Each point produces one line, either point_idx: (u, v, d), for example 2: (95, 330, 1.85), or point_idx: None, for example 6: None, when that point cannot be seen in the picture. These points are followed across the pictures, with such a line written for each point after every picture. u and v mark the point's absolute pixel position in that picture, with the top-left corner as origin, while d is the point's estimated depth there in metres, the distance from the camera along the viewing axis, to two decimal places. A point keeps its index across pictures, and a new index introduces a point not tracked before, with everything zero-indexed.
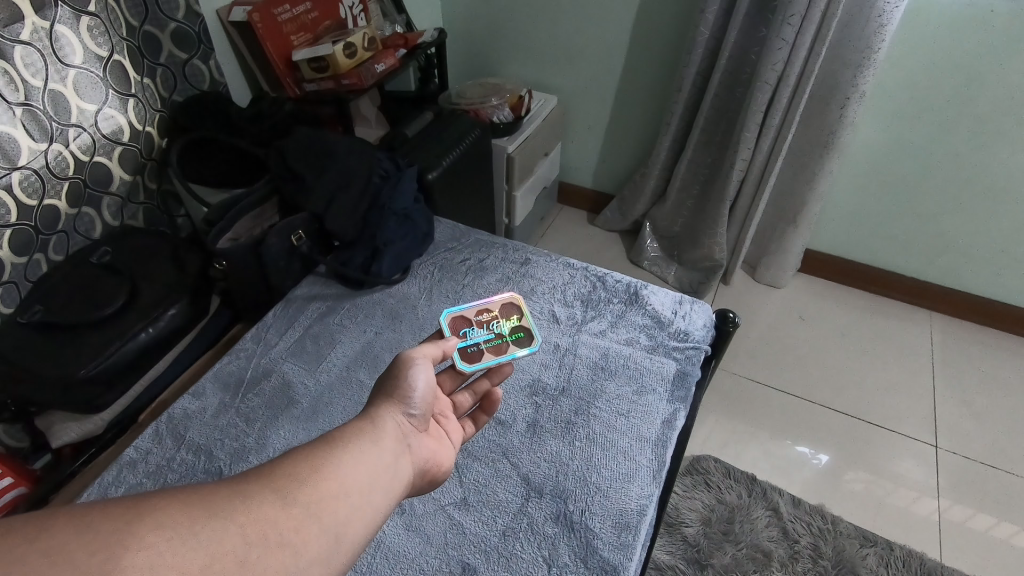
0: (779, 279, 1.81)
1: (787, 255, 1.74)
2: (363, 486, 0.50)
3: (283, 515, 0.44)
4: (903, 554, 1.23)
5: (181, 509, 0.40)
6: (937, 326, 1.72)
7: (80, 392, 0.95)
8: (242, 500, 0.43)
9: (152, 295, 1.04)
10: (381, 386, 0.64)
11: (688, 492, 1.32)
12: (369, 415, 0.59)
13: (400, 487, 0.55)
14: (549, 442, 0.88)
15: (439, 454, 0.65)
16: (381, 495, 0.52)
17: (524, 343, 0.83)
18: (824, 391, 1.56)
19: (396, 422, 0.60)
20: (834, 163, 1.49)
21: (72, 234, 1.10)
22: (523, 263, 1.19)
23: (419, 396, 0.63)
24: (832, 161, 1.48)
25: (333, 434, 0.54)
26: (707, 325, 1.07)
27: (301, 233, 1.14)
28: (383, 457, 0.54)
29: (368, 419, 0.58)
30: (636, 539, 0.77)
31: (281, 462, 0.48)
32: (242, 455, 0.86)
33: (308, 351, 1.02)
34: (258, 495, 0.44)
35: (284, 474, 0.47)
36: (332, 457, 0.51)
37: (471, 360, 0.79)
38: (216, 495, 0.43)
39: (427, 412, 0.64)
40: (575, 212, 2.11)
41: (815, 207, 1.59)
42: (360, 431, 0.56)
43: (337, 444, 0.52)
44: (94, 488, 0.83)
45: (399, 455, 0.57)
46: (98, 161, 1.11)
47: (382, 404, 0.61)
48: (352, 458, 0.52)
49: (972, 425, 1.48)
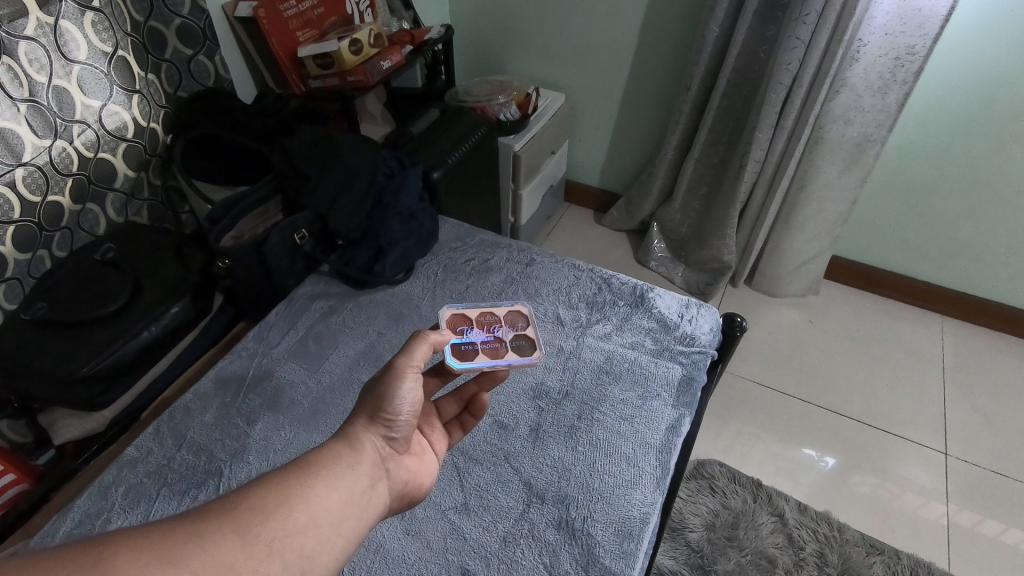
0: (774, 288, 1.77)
1: (789, 261, 1.68)
2: (334, 514, 0.50)
3: (243, 555, 0.43)
4: (910, 563, 1.21)
5: (133, 556, 0.38)
6: (948, 330, 1.69)
7: (82, 389, 0.95)
8: (200, 540, 0.42)
9: (155, 293, 1.04)
10: (363, 403, 0.63)
11: (692, 496, 1.31)
12: (347, 437, 0.58)
13: (375, 514, 0.55)
14: (552, 447, 0.87)
15: (418, 476, 0.65)
16: (352, 526, 0.51)
17: (524, 355, 0.80)
18: (830, 395, 1.54)
19: (374, 445, 0.59)
20: (829, 163, 1.45)
21: (76, 230, 1.10)
22: (528, 264, 1.17)
23: (402, 419, 0.62)
24: (828, 159, 1.45)
25: (309, 458, 0.54)
26: (714, 329, 1.06)
27: (304, 232, 1.12)
28: (359, 483, 0.54)
29: (345, 441, 0.58)
30: (638, 548, 0.77)
31: (247, 494, 0.47)
32: (242, 456, 0.86)
33: (310, 351, 1.01)
34: (218, 534, 0.43)
35: (248, 509, 0.46)
36: (303, 486, 0.50)
37: (463, 357, 0.77)
38: (174, 535, 0.41)
39: (409, 433, 0.63)
40: (581, 211, 2.09)
41: (804, 207, 1.54)
42: (336, 455, 0.55)
43: (311, 471, 0.52)
44: (94, 487, 0.83)
45: (376, 481, 0.57)
46: (102, 157, 1.10)
47: (362, 424, 0.60)
48: (325, 485, 0.51)
49: (983, 431, 1.46)
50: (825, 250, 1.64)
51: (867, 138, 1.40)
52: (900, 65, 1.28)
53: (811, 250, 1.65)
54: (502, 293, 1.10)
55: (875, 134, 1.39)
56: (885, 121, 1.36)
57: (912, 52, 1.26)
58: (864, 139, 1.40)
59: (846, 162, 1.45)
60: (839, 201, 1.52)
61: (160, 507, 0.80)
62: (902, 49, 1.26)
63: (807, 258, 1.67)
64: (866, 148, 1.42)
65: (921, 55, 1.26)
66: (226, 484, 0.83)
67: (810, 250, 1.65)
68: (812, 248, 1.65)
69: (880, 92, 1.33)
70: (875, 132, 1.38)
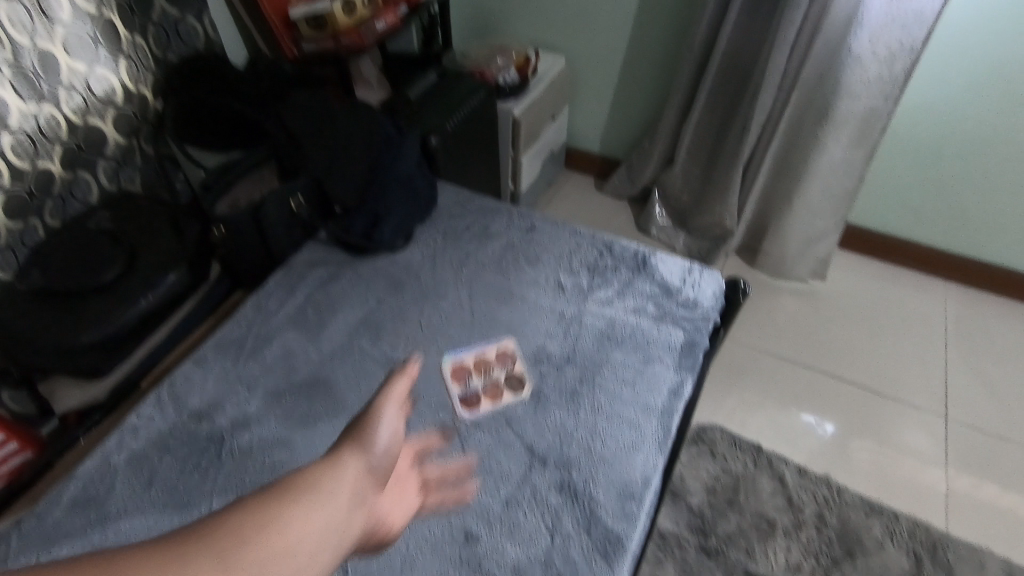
0: (778, 267, 1.68)
1: (794, 242, 1.62)
2: None
3: None
4: (909, 524, 1.22)
5: None
6: (952, 296, 1.68)
7: (81, 358, 0.94)
8: None
9: (151, 261, 1.02)
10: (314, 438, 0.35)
11: (694, 461, 1.32)
12: (287, 480, 0.33)
13: None
14: (553, 412, 0.86)
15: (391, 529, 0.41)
16: None
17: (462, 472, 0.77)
18: (832, 361, 1.54)
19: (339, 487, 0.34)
20: (835, 137, 1.41)
21: (69, 200, 1.08)
22: (528, 230, 1.15)
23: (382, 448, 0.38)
24: (837, 133, 1.40)
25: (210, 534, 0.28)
26: (717, 294, 1.05)
27: (301, 199, 1.10)
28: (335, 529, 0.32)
29: (287, 488, 0.32)
30: (640, 509, 0.77)
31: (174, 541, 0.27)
32: (244, 423, 0.86)
33: (309, 320, 1.00)
34: None
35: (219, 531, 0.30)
36: None
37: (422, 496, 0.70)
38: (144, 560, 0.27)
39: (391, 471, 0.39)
40: (581, 178, 2.05)
41: (819, 186, 1.50)
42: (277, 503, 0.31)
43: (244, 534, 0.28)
44: (97, 455, 0.83)
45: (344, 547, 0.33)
46: (92, 124, 1.08)
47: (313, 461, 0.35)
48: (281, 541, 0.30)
49: (985, 395, 1.46)
50: (835, 229, 1.59)
51: (874, 111, 1.36)
52: (904, 33, 1.25)
53: (818, 229, 1.59)
54: (502, 260, 1.09)
55: (881, 108, 1.36)
56: (888, 93, 1.33)
57: (920, 18, 1.22)
58: (870, 114, 1.37)
59: (853, 137, 1.41)
60: (846, 176, 1.48)
61: (163, 474, 0.81)
62: (910, 16, 1.22)
63: (813, 238, 1.61)
64: (872, 121, 1.38)
65: (931, 20, 1.22)
66: (229, 450, 0.83)
67: (818, 228, 1.59)
68: (819, 227, 1.59)
69: (886, 63, 1.29)
70: (880, 105, 1.35)
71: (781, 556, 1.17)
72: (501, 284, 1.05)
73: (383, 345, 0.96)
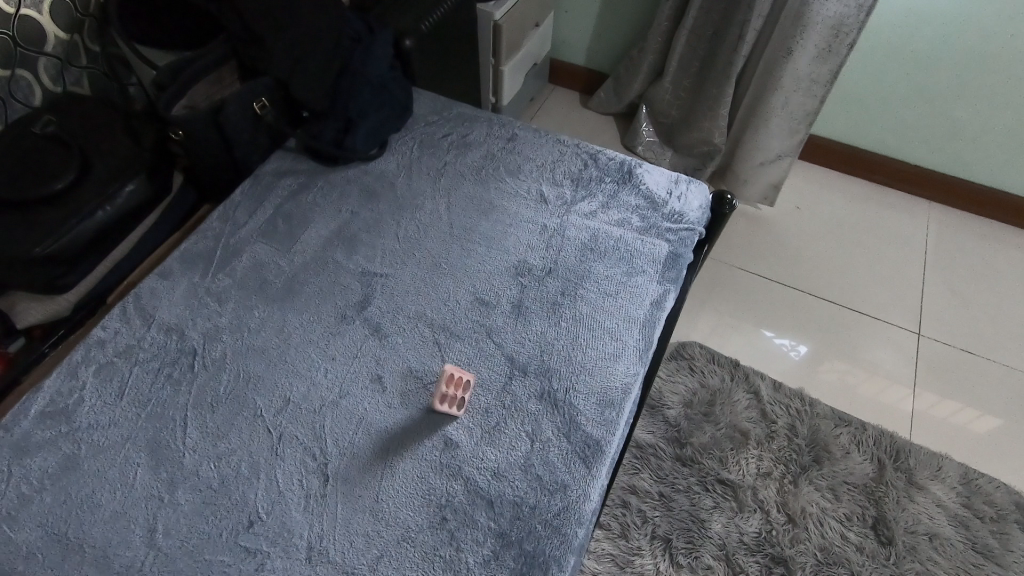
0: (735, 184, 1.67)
1: (750, 160, 1.59)
2: None
3: None
4: (875, 433, 1.27)
5: None
6: (934, 217, 1.68)
7: (37, 270, 0.90)
8: None
9: (103, 170, 0.97)
10: None
11: (672, 376, 1.34)
12: None
13: None
14: (534, 323, 0.85)
15: None
16: None
17: None
18: (811, 280, 1.55)
19: None
20: (803, 45, 1.34)
21: (9, 101, 1.00)
22: (509, 139, 1.10)
23: None
24: (805, 42, 1.34)
25: None
26: (703, 207, 1.02)
27: (265, 100, 1.02)
28: None
29: None
30: (619, 416, 0.78)
31: None
32: (216, 335, 0.83)
33: (279, 231, 0.96)
34: None
35: None
36: None
37: None
38: None
39: None
40: (565, 93, 1.97)
41: (783, 100, 1.44)
42: None
43: None
44: (63, 367, 0.80)
45: None
46: (26, 14, 0.98)
47: None
48: None
49: (957, 313, 1.49)
50: (791, 152, 1.54)
51: (844, 22, 1.29)
52: None
53: (775, 148, 1.55)
54: (482, 170, 1.04)
55: (851, 18, 1.28)
56: (861, 1, 1.25)
57: None
58: (839, 25, 1.29)
59: (820, 50, 1.34)
60: (809, 94, 1.42)
61: (134, 385, 0.79)
62: None
63: (771, 157, 1.57)
64: (841, 34, 1.31)
65: None
66: (201, 361, 0.81)
67: (774, 148, 1.55)
68: (778, 147, 1.54)
69: None
70: (850, 15, 1.27)
71: (753, 464, 1.21)
72: (450, 196, 1.00)
73: (358, 257, 0.92)
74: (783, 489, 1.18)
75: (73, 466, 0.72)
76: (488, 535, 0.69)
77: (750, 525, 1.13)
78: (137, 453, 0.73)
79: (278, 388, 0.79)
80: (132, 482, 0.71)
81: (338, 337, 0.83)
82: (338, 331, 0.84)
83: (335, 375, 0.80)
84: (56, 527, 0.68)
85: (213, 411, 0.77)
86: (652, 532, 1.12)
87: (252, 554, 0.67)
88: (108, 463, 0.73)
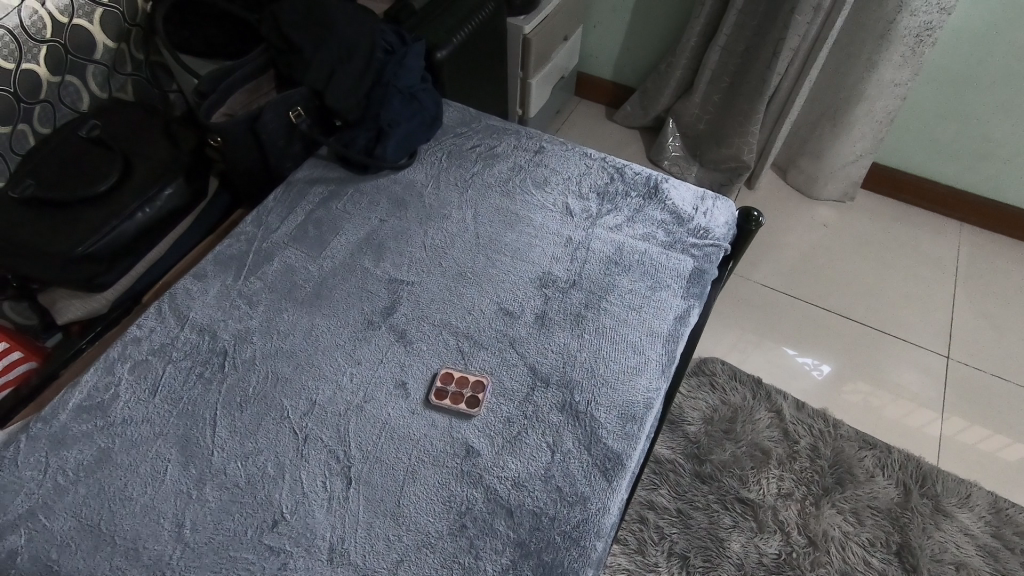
0: (811, 187, 1.71)
1: (829, 163, 1.63)
2: None
3: None
4: (901, 457, 1.25)
5: None
6: (966, 238, 1.65)
7: (80, 269, 0.93)
8: None
9: (145, 174, 1.00)
10: None
11: (693, 391, 1.33)
12: None
13: None
14: (558, 334, 0.86)
15: None
16: None
17: None
18: (837, 299, 1.53)
19: None
20: (890, 55, 1.38)
21: (58, 105, 1.05)
22: (537, 151, 1.11)
23: None
24: (889, 52, 1.37)
25: None
26: (728, 223, 1.02)
27: (300, 110, 1.05)
28: None
29: None
30: (641, 430, 0.78)
31: None
32: (247, 336, 0.86)
33: (310, 236, 0.98)
34: None
35: None
36: None
37: None
38: None
39: None
40: (592, 106, 1.98)
41: (863, 106, 1.48)
42: None
43: None
44: (100, 363, 0.83)
45: None
46: (78, 24, 1.03)
47: None
48: None
49: (989, 337, 1.46)
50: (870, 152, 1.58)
51: (930, 27, 1.32)
52: None
53: (856, 151, 1.59)
54: (508, 182, 1.06)
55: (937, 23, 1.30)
56: (947, 6, 1.28)
57: None
58: (925, 30, 1.32)
59: (904, 56, 1.38)
60: (893, 99, 1.46)
61: (167, 383, 0.81)
62: None
63: (846, 158, 1.61)
64: (926, 39, 1.34)
65: None
66: (232, 362, 0.83)
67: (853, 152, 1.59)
68: (855, 148, 1.58)
69: None
70: (936, 20, 1.30)
71: (774, 484, 1.20)
72: (469, 210, 1.01)
73: (386, 264, 0.94)
74: (804, 511, 1.16)
75: (106, 461, 0.75)
76: (507, 544, 0.69)
77: (770, 546, 1.12)
78: (168, 449, 0.76)
79: (305, 391, 0.80)
80: (162, 479, 0.73)
81: (364, 343, 0.85)
82: (364, 336, 0.86)
83: (359, 379, 0.81)
84: (89, 518, 0.71)
85: (242, 412, 0.78)
86: (669, 549, 1.11)
87: (275, 552, 0.68)
88: (141, 458, 0.75)
